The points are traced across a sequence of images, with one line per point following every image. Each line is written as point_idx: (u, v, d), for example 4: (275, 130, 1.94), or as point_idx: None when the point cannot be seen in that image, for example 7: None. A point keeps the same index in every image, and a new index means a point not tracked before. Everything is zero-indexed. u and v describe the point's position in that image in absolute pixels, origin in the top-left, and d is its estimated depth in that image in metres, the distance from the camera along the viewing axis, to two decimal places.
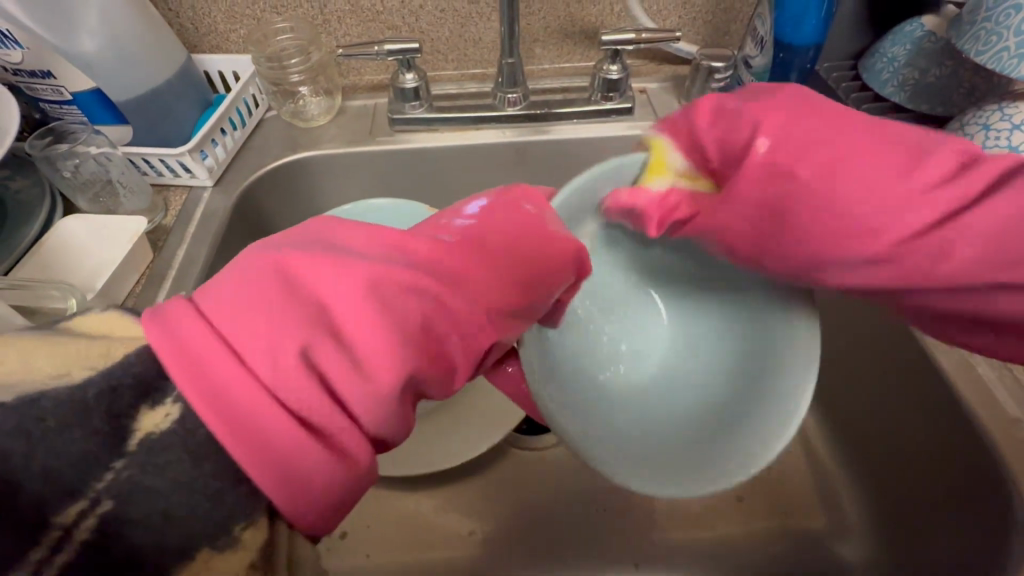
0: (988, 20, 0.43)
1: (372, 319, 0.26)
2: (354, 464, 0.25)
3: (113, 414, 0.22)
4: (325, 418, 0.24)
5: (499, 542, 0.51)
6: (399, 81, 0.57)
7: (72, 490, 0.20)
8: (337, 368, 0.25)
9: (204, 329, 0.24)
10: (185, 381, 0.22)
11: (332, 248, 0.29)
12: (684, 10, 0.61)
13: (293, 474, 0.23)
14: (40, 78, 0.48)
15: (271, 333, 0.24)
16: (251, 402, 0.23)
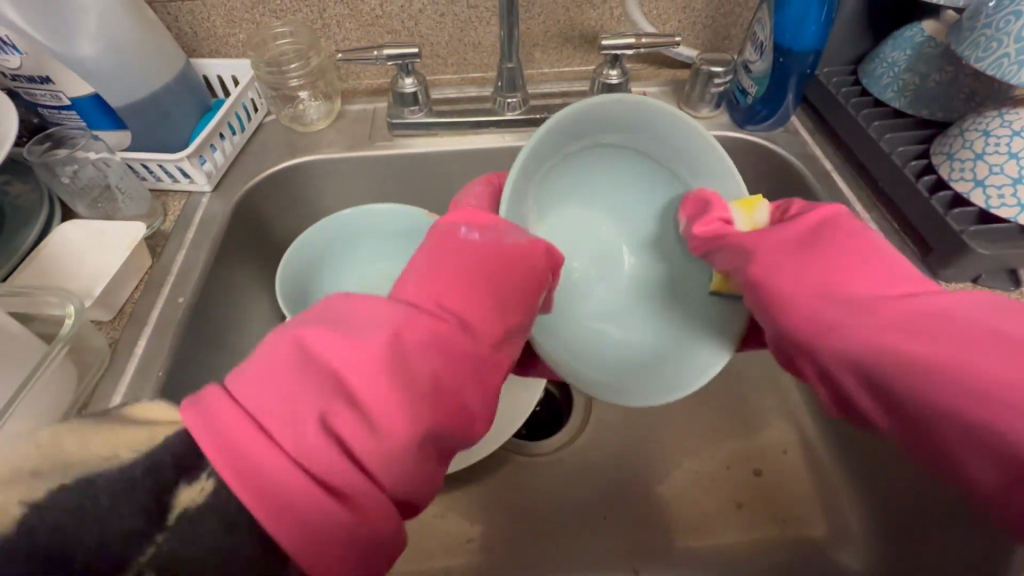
0: (988, 27, 0.43)
1: (392, 393, 0.26)
2: (378, 530, 0.25)
3: (160, 486, 0.21)
4: (353, 489, 0.24)
5: (498, 549, 0.50)
6: (398, 85, 0.57)
7: (116, 565, 0.19)
8: (359, 440, 0.25)
9: (238, 414, 0.23)
10: (214, 457, 0.22)
11: (348, 318, 0.29)
12: (684, 15, 0.61)
13: (317, 538, 0.22)
14: (39, 83, 0.48)
15: (300, 407, 0.25)
16: (280, 474, 0.23)
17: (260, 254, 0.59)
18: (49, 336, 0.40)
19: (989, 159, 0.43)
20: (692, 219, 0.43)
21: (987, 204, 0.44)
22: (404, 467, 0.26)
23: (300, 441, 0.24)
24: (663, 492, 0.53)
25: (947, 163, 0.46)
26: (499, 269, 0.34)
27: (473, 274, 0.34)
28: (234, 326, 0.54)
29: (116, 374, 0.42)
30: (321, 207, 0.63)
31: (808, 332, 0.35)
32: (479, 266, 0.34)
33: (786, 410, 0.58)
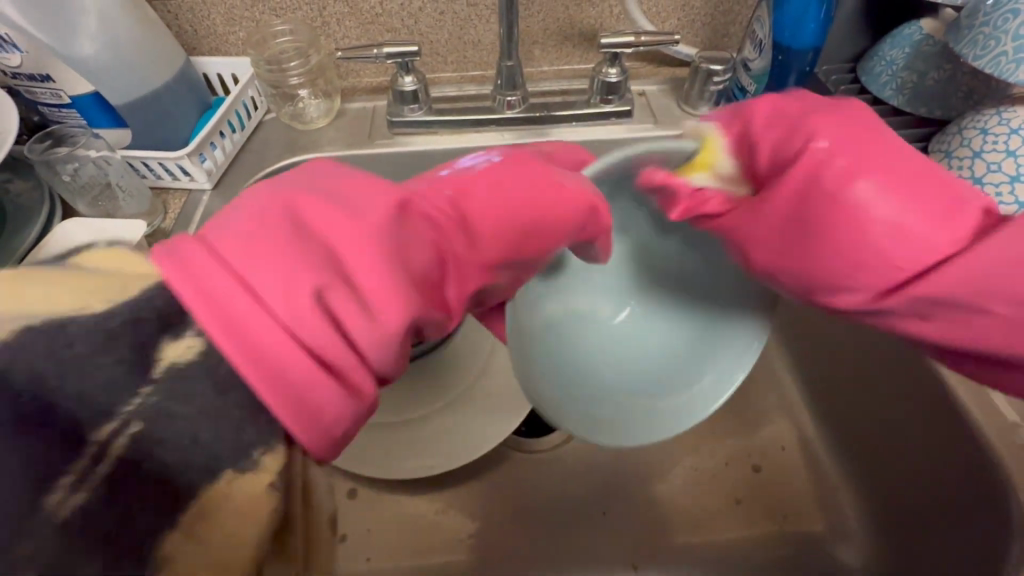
0: (986, 25, 0.43)
1: (382, 269, 0.26)
2: (360, 397, 0.26)
3: (143, 346, 0.22)
4: (342, 359, 0.24)
5: (499, 545, 0.51)
6: (399, 83, 0.57)
7: (105, 411, 0.21)
8: (349, 311, 0.25)
9: (220, 269, 0.22)
10: (207, 317, 0.22)
11: (331, 194, 0.27)
12: (683, 12, 0.61)
13: (307, 402, 0.23)
14: (39, 82, 0.48)
15: (286, 272, 0.23)
16: (268, 338, 0.22)
17: None
18: None
19: (988, 157, 0.44)
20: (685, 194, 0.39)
21: None
22: (386, 346, 0.26)
23: (288, 307, 0.23)
24: (662, 489, 0.53)
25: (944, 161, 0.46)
26: (490, 184, 0.33)
27: (459, 181, 0.33)
28: None
29: None
30: None
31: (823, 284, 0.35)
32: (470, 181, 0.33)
33: (786, 406, 0.58)
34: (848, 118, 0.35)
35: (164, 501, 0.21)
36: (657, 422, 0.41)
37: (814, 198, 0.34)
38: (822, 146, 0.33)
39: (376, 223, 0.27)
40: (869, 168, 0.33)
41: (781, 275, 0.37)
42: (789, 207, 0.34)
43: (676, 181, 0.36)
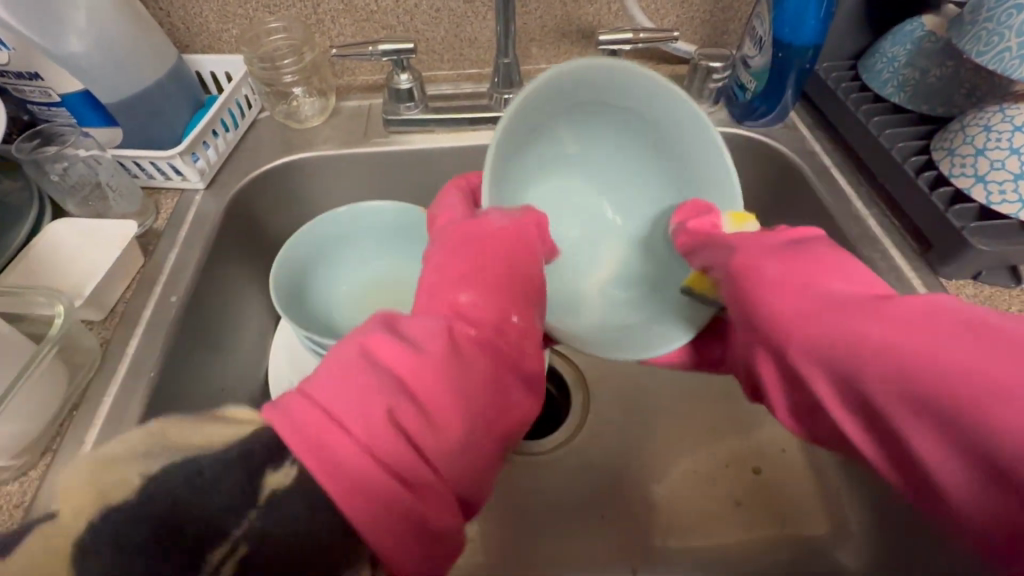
0: (990, 21, 0.42)
1: (446, 386, 0.27)
2: (443, 514, 0.25)
3: (251, 468, 0.20)
4: (423, 477, 0.24)
5: (496, 551, 0.50)
6: (394, 82, 0.56)
7: (217, 534, 0.19)
8: (420, 428, 0.25)
9: (315, 408, 0.23)
10: (297, 443, 0.22)
11: (403, 325, 0.29)
12: (682, 9, 0.60)
13: (395, 522, 0.22)
14: (28, 79, 0.47)
15: (368, 402, 0.24)
16: (353, 459, 0.22)
17: (255, 251, 0.58)
18: (38, 337, 0.39)
19: (991, 155, 0.43)
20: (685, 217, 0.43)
21: (988, 200, 0.43)
22: (463, 463, 0.27)
23: (373, 433, 0.23)
24: (660, 490, 0.53)
25: (948, 158, 0.46)
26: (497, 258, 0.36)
27: (473, 270, 0.35)
28: (230, 325, 0.53)
29: (107, 374, 0.41)
30: (318, 206, 0.62)
31: (782, 321, 0.33)
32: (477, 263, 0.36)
33: None
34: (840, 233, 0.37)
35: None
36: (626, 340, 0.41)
37: (795, 250, 0.35)
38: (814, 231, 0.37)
39: (443, 350, 0.29)
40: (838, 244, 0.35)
41: (754, 315, 0.35)
42: (766, 254, 0.36)
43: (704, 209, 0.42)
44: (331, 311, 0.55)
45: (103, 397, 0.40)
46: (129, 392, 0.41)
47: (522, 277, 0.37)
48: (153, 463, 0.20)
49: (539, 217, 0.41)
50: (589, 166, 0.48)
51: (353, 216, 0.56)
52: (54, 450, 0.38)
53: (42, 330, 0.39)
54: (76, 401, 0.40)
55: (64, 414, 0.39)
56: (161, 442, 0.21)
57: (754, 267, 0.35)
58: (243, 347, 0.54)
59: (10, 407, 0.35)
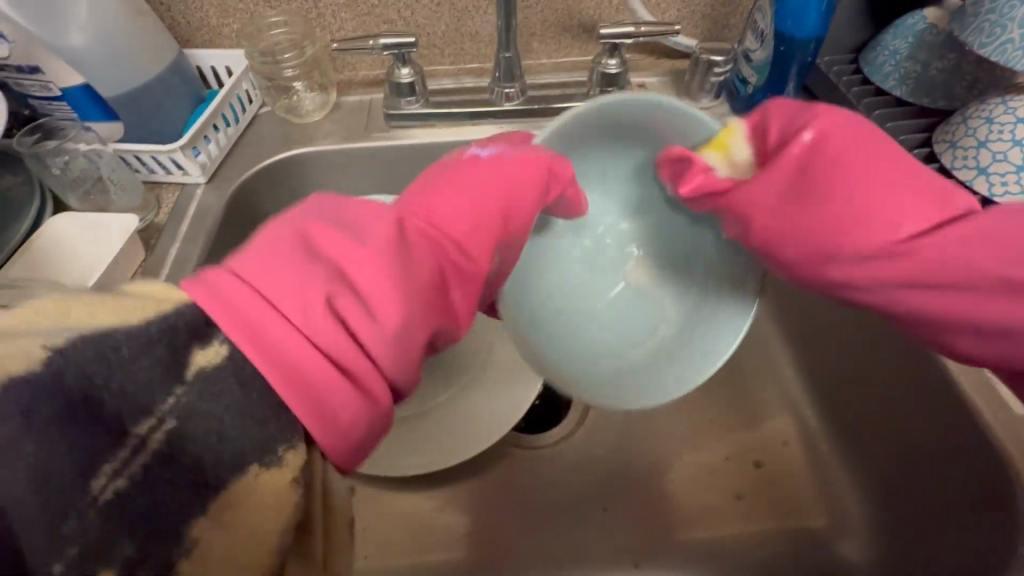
0: (992, 12, 0.42)
1: (388, 278, 0.28)
2: (377, 403, 0.27)
3: (174, 348, 0.23)
4: (358, 365, 0.26)
5: (497, 543, 0.50)
6: (395, 76, 0.56)
7: (144, 409, 0.21)
8: (357, 319, 0.27)
9: (244, 288, 0.25)
10: (230, 325, 0.24)
11: (346, 220, 0.30)
12: (684, 3, 0.60)
13: (323, 404, 0.25)
14: (28, 74, 0.47)
15: (305, 291, 0.26)
16: (285, 343, 0.25)
17: None
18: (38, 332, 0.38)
19: (994, 146, 0.43)
20: (675, 178, 0.40)
21: (990, 192, 0.43)
22: (398, 356, 0.28)
23: (303, 320, 0.25)
24: (661, 484, 0.53)
25: (950, 150, 0.46)
26: (491, 196, 0.35)
27: (460, 203, 0.34)
28: None
29: None
30: None
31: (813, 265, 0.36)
32: (456, 201, 0.34)
33: (788, 400, 0.57)
34: (848, 123, 0.35)
35: (199, 487, 0.22)
36: (653, 386, 0.42)
37: (811, 180, 0.35)
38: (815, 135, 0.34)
39: (389, 243, 0.29)
40: (851, 163, 0.34)
41: (802, 263, 0.36)
42: (786, 196, 0.35)
43: (691, 155, 0.37)
44: None
45: None
46: None
47: (493, 214, 0.35)
48: (56, 336, 0.21)
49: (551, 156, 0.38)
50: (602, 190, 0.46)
51: None
52: None
53: None
54: None
55: None
56: (65, 321, 0.22)
57: (786, 218, 0.36)
58: None
59: None
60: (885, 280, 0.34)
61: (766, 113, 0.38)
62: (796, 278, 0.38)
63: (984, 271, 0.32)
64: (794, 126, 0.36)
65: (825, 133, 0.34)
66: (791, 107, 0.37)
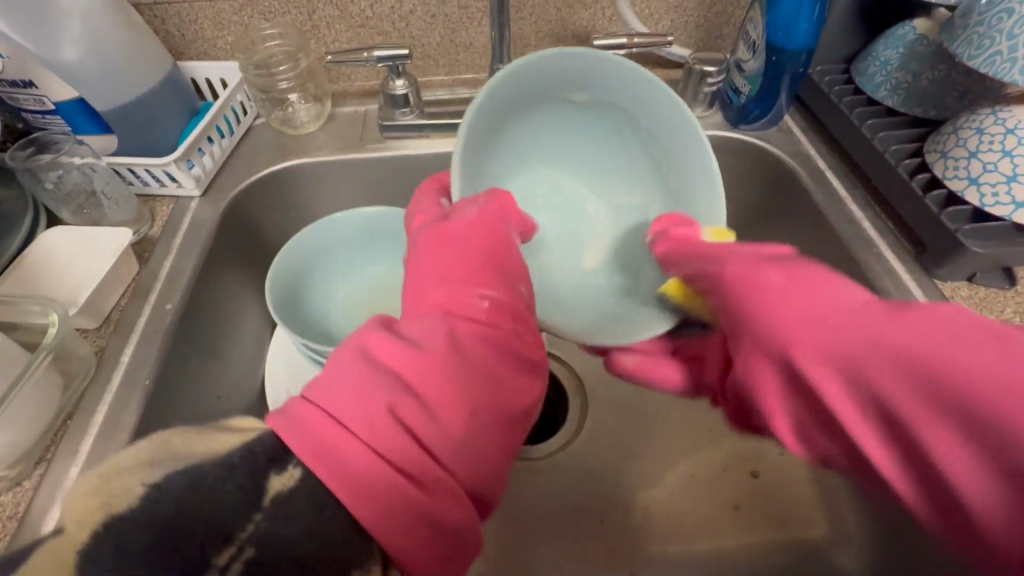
0: (980, 25, 0.43)
1: (445, 381, 0.30)
2: (447, 504, 0.27)
3: (256, 471, 0.24)
4: (425, 470, 0.27)
5: (495, 554, 0.50)
6: (390, 87, 0.57)
7: (226, 536, 0.22)
8: (421, 422, 0.28)
9: (321, 416, 0.26)
10: (304, 449, 0.24)
11: (399, 331, 0.32)
12: (676, 14, 0.61)
13: (396, 515, 0.25)
14: (22, 88, 0.47)
15: (370, 402, 0.27)
16: (353, 458, 0.25)
17: (252, 257, 0.58)
18: (34, 345, 0.39)
19: (984, 157, 0.43)
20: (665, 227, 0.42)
21: (981, 202, 0.43)
22: (468, 457, 0.29)
23: (371, 430, 0.26)
24: (657, 492, 0.53)
25: (941, 161, 0.46)
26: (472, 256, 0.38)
27: (478, 270, 0.37)
28: (226, 332, 0.53)
29: (102, 382, 0.41)
30: (313, 211, 0.62)
31: (777, 343, 0.30)
32: (487, 274, 0.37)
33: None
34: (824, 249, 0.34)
35: None
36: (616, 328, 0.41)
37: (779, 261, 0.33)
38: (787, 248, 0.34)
39: (441, 346, 0.31)
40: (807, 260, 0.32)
41: (737, 339, 0.33)
42: (734, 271, 0.34)
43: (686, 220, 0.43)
44: (329, 318, 0.55)
45: (98, 405, 0.40)
46: (124, 400, 0.40)
47: (502, 267, 0.38)
48: (152, 473, 0.23)
49: (502, 195, 0.41)
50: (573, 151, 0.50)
51: (348, 221, 0.55)
52: (48, 460, 0.37)
53: (37, 338, 0.39)
54: (70, 411, 0.40)
55: (57, 425, 0.39)
56: (162, 455, 0.24)
57: (732, 288, 0.33)
58: (238, 353, 0.54)
59: (4, 418, 0.35)
60: (818, 359, 0.28)
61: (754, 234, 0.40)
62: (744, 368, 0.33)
63: (962, 332, 0.23)
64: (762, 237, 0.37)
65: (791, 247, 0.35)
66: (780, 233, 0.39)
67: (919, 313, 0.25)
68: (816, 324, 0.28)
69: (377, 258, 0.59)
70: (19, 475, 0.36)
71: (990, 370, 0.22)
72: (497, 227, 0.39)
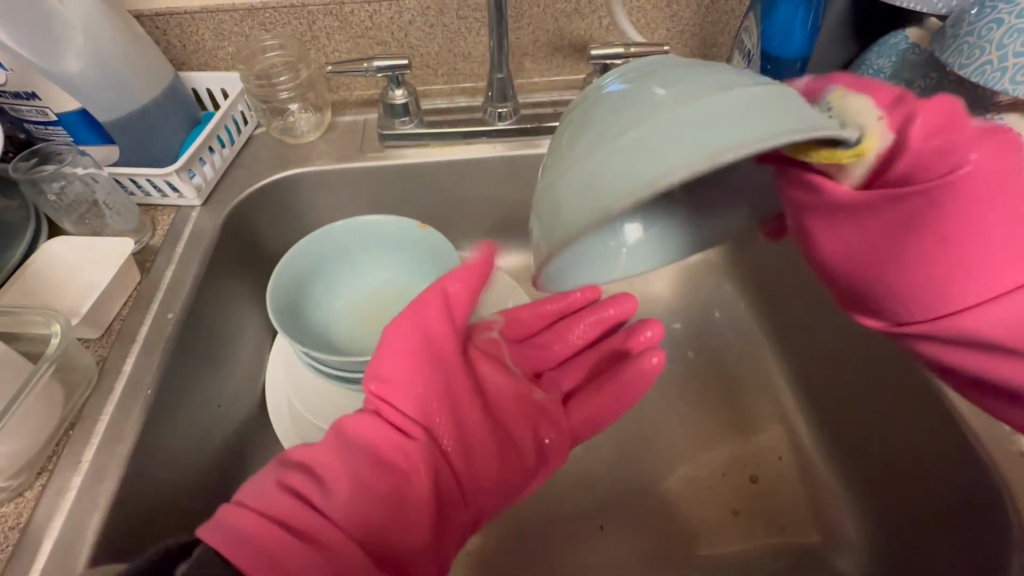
0: (971, 34, 0.43)
1: (354, 458, 0.38)
2: (339, 556, 0.32)
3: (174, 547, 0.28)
4: (320, 533, 0.33)
5: (494, 561, 0.50)
6: (389, 97, 0.57)
7: None
8: (315, 496, 0.35)
9: (236, 508, 0.33)
10: (209, 532, 0.30)
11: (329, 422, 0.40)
12: (672, 23, 0.61)
13: (289, 570, 0.30)
14: (26, 99, 0.47)
15: (278, 494, 0.34)
16: (254, 528, 0.31)
17: (252, 265, 0.58)
18: (35, 356, 0.39)
19: None
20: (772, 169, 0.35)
21: None
22: (355, 516, 0.35)
23: (263, 505, 0.34)
24: (656, 498, 0.53)
25: None
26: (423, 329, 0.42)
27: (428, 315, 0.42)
28: (227, 341, 0.53)
29: (104, 392, 0.41)
30: (313, 219, 0.62)
31: (913, 298, 0.31)
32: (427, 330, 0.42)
33: (782, 414, 0.58)
34: (999, 161, 0.30)
35: None
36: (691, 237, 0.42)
37: (950, 201, 0.30)
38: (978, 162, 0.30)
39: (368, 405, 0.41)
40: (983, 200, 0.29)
41: (865, 278, 0.33)
42: (880, 220, 0.31)
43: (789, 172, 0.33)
44: (330, 326, 0.55)
45: (100, 415, 0.40)
46: (126, 409, 0.41)
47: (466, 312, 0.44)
48: None
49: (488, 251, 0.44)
50: (703, 97, 0.26)
51: (352, 229, 0.56)
52: (49, 470, 0.37)
53: (39, 348, 0.39)
54: (72, 421, 0.40)
55: (59, 435, 0.39)
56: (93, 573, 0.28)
57: (876, 245, 0.32)
58: (239, 362, 0.54)
59: (7, 429, 0.35)
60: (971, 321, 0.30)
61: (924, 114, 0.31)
62: (856, 291, 0.34)
63: None
64: (939, 152, 0.30)
65: (988, 159, 0.30)
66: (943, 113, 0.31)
67: None
68: (964, 290, 0.30)
69: (374, 266, 0.59)
70: (20, 486, 0.36)
71: None
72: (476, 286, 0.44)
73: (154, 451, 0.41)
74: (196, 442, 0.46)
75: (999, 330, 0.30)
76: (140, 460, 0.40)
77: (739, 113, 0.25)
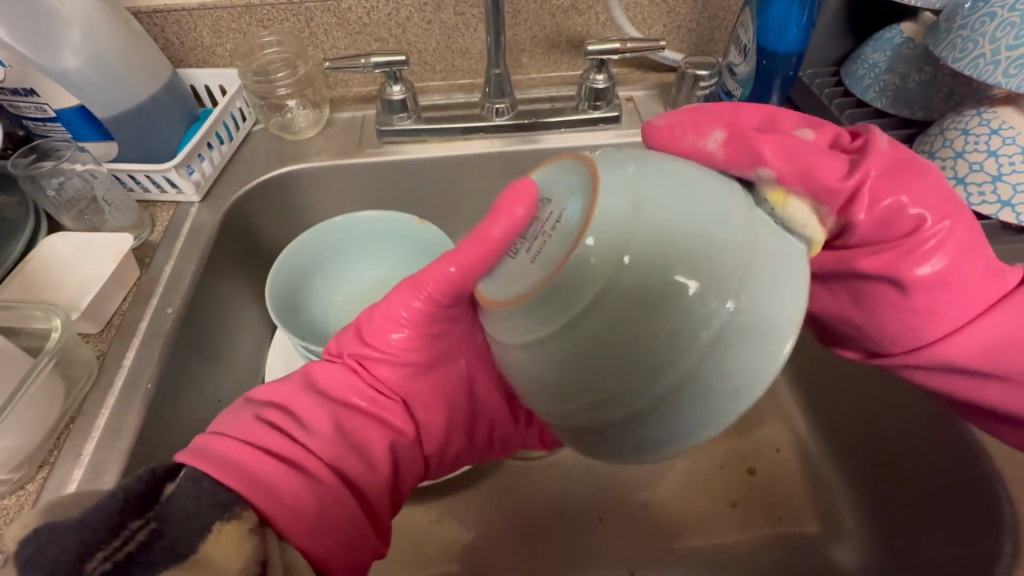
0: (964, 28, 0.44)
1: (338, 409, 0.40)
2: (321, 484, 0.35)
3: (156, 474, 0.30)
4: (309, 467, 0.36)
5: (495, 554, 0.50)
6: (387, 93, 0.57)
7: (135, 512, 0.27)
8: (300, 434, 0.37)
9: (222, 440, 0.35)
10: (198, 460, 0.32)
11: (312, 375, 0.41)
12: (669, 19, 0.62)
13: (279, 498, 0.33)
14: (24, 96, 0.48)
15: (262, 432, 0.36)
16: (244, 458, 0.34)
17: (251, 261, 0.59)
18: (35, 351, 0.39)
19: (969, 157, 0.44)
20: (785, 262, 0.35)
21: (969, 201, 0.44)
22: (339, 454, 0.38)
23: (245, 434, 0.36)
24: (655, 491, 0.53)
25: (928, 161, 0.47)
26: (401, 313, 0.42)
27: (396, 315, 0.42)
28: (226, 337, 0.53)
29: (105, 385, 0.42)
30: (312, 215, 0.63)
31: (889, 333, 0.37)
32: (392, 317, 0.42)
33: (778, 406, 0.58)
34: (942, 201, 0.35)
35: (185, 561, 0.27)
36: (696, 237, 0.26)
37: (902, 249, 0.35)
38: (935, 217, 0.34)
39: (353, 367, 0.42)
40: (938, 245, 0.34)
41: (845, 316, 0.39)
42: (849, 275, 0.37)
43: None
44: (327, 321, 0.56)
45: (100, 409, 0.40)
46: (125, 404, 0.41)
47: (424, 317, 0.42)
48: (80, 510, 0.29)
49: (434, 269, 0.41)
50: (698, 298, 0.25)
51: (351, 225, 0.56)
52: (50, 464, 0.38)
53: (39, 343, 0.39)
54: (72, 415, 0.40)
55: (60, 429, 0.39)
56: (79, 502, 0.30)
57: (856, 300, 0.38)
58: (238, 357, 0.54)
59: (9, 422, 0.35)
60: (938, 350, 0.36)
61: (881, 163, 0.36)
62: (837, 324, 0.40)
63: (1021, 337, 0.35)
64: (902, 201, 0.35)
65: (934, 209, 0.34)
66: (904, 165, 0.36)
67: (1003, 315, 0.35)
68: (928, 321, 0.35)
69: (371, 261, 0.59)
70: (22, 479, 0.37)
71: (1011, 389, 0.36)
72: (434, 296, 0.41)
73: (154, 445, 0.41)
74: (195, 437, 0.46)
75: (974, 356, 0.35)
76: (141, 453, 0.40)
77: (749, 323, 0.25)
